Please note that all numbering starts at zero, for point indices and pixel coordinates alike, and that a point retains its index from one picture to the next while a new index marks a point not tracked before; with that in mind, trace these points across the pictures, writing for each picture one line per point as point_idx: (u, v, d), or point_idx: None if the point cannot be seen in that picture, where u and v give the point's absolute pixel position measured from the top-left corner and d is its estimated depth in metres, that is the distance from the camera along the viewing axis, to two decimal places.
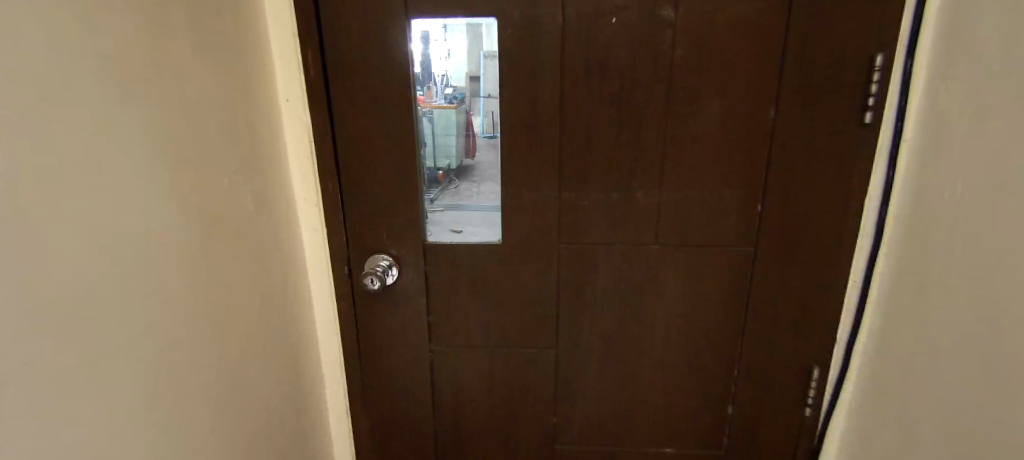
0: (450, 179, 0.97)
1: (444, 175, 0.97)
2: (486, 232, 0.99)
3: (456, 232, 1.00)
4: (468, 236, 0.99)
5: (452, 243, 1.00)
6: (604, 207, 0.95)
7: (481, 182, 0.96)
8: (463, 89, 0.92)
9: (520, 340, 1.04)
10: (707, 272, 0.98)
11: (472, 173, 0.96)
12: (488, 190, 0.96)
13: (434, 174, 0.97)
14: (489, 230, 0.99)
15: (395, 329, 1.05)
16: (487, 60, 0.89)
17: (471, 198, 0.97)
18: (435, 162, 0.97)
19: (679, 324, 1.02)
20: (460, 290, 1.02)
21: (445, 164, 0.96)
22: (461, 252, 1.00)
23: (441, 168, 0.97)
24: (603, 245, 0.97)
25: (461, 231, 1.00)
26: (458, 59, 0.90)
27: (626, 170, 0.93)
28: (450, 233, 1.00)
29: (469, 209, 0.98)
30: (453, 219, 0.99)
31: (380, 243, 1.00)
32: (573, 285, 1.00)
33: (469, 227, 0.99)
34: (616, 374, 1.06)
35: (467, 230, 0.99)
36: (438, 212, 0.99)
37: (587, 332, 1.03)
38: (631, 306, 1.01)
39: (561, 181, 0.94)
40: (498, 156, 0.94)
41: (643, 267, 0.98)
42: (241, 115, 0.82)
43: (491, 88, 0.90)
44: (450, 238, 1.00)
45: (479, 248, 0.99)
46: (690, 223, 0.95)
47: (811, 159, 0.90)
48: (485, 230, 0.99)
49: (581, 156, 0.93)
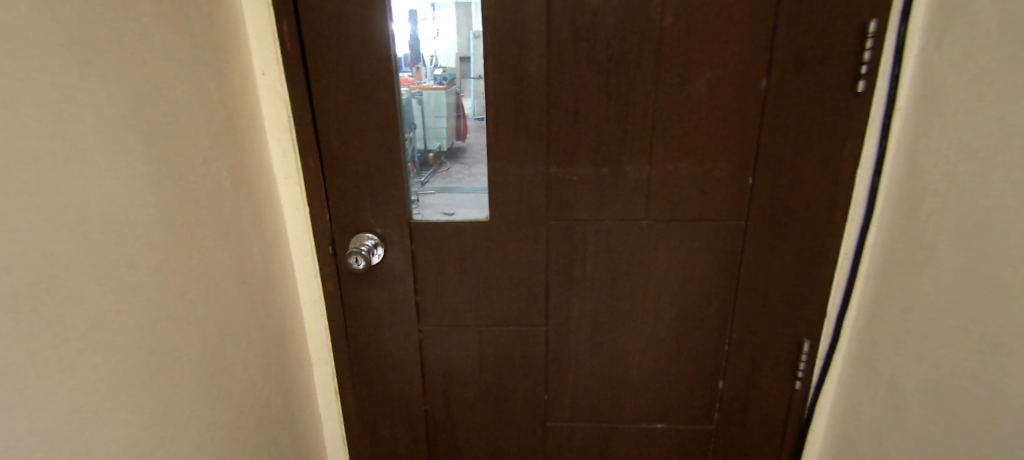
0: (439, 161, 0.95)
1: (434, 157, 0.95)
2: (474, 212, 0.97)
3: (448, 216, 0.97)
4: (459, 218, 0.97)
5: (446, 228, 0.98)
6: (594, 184, 0.93)
7: (470, 164, 0.94)
8: (452, 71, 0.89)
9: (510, 319, 1.03)
10: (697, 247, 0.97)
11: (461, 155, 0.94)
12: (479, 172, 0.94)
13: (425, 155, 0.96)
14: (483, 214, 0.97)
15: (382, 310, 1.03)
16: (476, 40, 0.87)
17: (460, 179, 0.95)
18: (425, 144, 0.95)
19: (670, 300, 1.01)
20: (448, 269, 1.00)
21: (435, 147, 0.95)
22: (454, 237, 0.98)
23: (433, 150, 0.95)
24: (592, 221, 0.96)
25: (453, 213, 0.97)
26: (448, 39, 0.87)
27: (615, 144, 0.91)
28: (442, 217, 0.97)
29: (460, 192, 0.96)
30: (444, 202, 0.97)
31: (365, 222, 0.97)
32: (562, 263, 0.99)
33: (460, 212, 0.97)
34: (607, 352, 1.05)
35: (460, 215, 0.97)
36: (429, 194, 0.97)
37: (579, 309, 1.02)
38: (621, 283, 1.00)
39: (549, 156, 0.92)
40: (487, 137, 0.91)
41: (633, 244, 0.97)
42: (215, 89, 0.79)
43: (479, 69, 0.88)
44: (442, 223, 0.98)
45: (470, 231, 0.97)
46: (684, 198, 0.94)
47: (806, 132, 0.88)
48: (473, 210, 0.97)
49: (569, 131, 0.91)
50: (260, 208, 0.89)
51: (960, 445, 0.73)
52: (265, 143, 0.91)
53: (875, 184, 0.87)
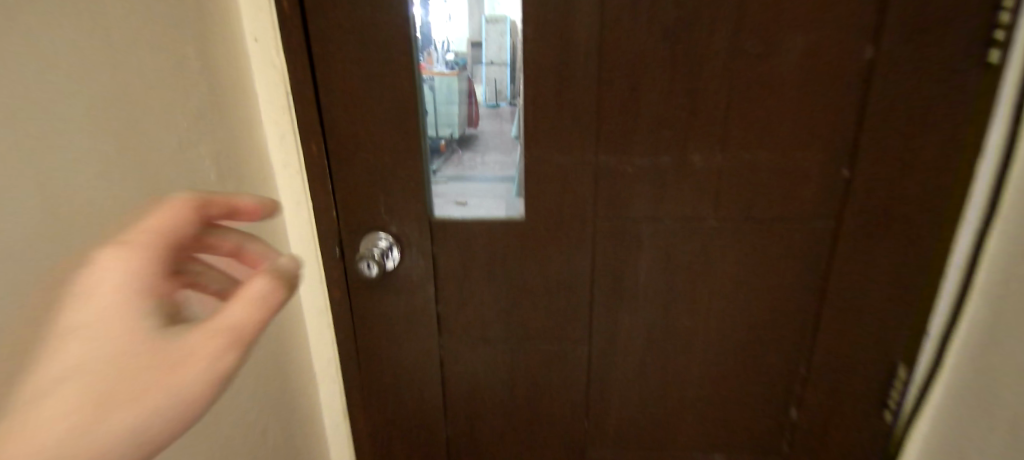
0: (454, 151, 0.79)
1: (446, 146, 0.80)
2: (493, 205, 0.82)
3: (470, 215, 0.82)
4: (474, 210, 0.82)
5: (469, 229, 0.83)
6: (653, 177, 0.77)
7: (494, 154, 0.79)
8: (463, 56, 0.75)
9: (547, 335, 0.89)
10: (775, 252, 0.81)
11: (480, 144, 0.79)
12: (507, 162, 0.79)
13: (437, 142, 0.79)
14: (515, 214, 0.82)
15: (396, 322, 0.89)
16: (489, 25, 0.73)
17: (483, 172, 0.80)
18: (437, 131, 0.79)
19: (736, 315, 0.85)
20: (475, 277, 0.85)
21: (446, 134, 0.79)
22: (479, 240, 0.83)
23: (443, 137, 0.79)
24: (648, 222, 0.80)
25: (466, 204, 0.82)
26: (457, 20, 0.73)
27: (680, 129, 0.74)
28: (462, 216, 0.83)
29: (475, 181, 0.81)
30: (456, 192, 0.82)
31: (377, 220, 0.82)
32: (611, 270, 0.84)
33: (484, 211, 0.82)
34: (659, 374, 0.91)
35: (485, 215, 0.82)
36: (445, 188, 0.82)
37: (628, 325, 0.87)
38: (680, 295, 0.85)
39: (598, 142, 0.76)
40: (521, 121, 0.76)
41: (694, 249, 0.81)
42: (198, 59, 0.64)
43: (519, 55, 0.73)
44: (463, 224, 0.83)
45: (498, 233, 0.82)
46: (764, 196, 0.77)
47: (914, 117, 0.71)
48: (492, 203, 0.82)
49: (626, 111, 0.74)
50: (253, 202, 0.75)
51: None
52: (258, 124, 0.76)
53: (1001, 177, 0.71)
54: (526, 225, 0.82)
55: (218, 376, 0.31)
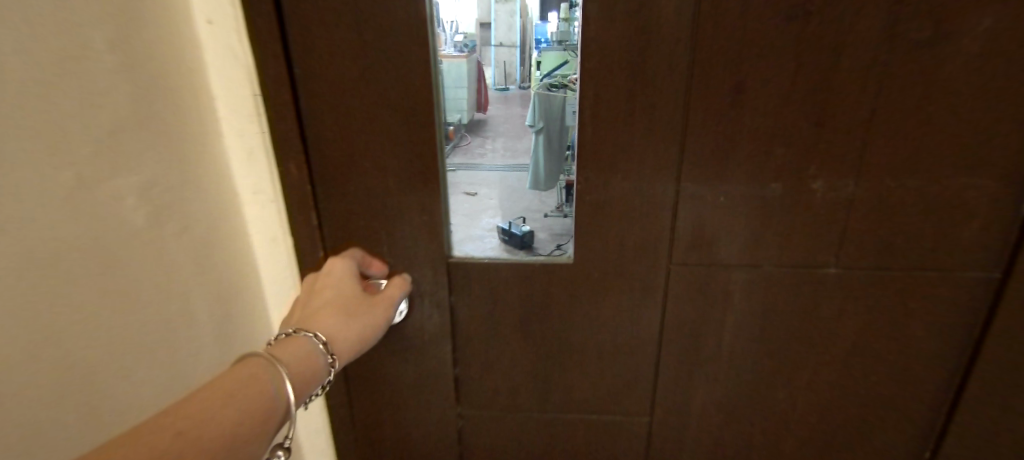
0: (463, 139, 0.59)
1: (454, 135, 0.59)
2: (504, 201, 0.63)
3: (480, 220, 0.63)
4: (482, 203, 0.62)
5: (484, 239, 0.63)
6: (752, 214, 0.57)
7: (502, 140, 0.62)
8: (473, 36, 0.55)
9: (599, 403, 0.70)
10: (909, 313, 0.61)
11: (490, 131, 0.62)
12: (518, 149, 0.62)
13: (447, 130, 0.58)
14: (536, 215, 0.62)
15: (405, 388, 0.70)
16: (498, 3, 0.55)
17: (491, 163, 0.62)
18: (448, 116, 0.57)
19: (844, 384, 0.66)
20: (508, 335, 0.66)
21: (455, 120, 0.58)
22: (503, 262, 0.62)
23: (450, 125, 0.58)
24: (742, 268, 0.60)
25: (474, 195, 0.62)
26: None
27: (797, 149, 0.54)
28: (471, 222, 0.63)
29: (485, 169, 0.62)
30: (464, 182, 0.61)
31: (379, 264, 0.62)
32: (686, 328, 0.65)
33: (497, 212, 0.63)
34: (737, 449, 0.72)
35: (498, 219, 0.63)
36: (453, 186, 0.61)
37: (703, 393, 0.69)
38: (774, 359, 0.66)
39: (681, 168, 0.56)
40: (542, 100, 0.58)
41: (798, 304, 0.62)
42: (108, 56, 0.44)
43: (576, 37, 0.52)
44: (473, 232, 0.63)
45: (525, 249, 0.62)
46: (904, 241, 0.57)
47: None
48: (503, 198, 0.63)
49: (728, 127, 0.54)
50: (207, 248, 0.55)
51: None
52: (217, 139, 0.55)
53: None
54: (561, 232, 0.62)
55: (374, 328, 0.55)
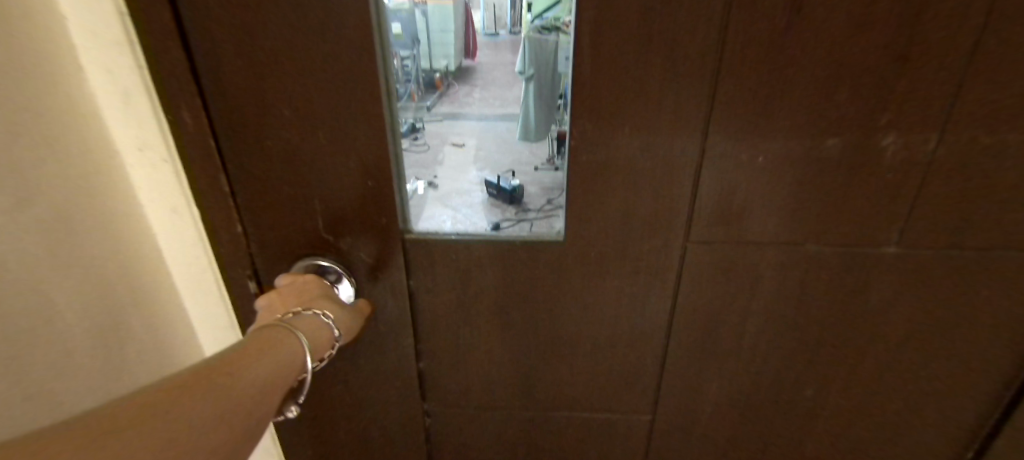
0: (452, 88, 0.47)
1: (442, 84, 0.47)
2: (497, 154, 0.50)
3: (467, 173, 0.50)
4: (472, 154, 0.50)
5: (472, 194, 0.50)
6: (797, 178, 0.44)
7: (494, 86, 0.47)
8: None
9: (592, 402, 0.59)
10: (978, 303, 0.49)
11: (481, 77, 0.47)
12: (510, 97, 0.48)
13: (432, 78, 0.46)
14: (527, 168, 0.49)
15: (357, 389, 0.57)
16: None
17: (480, 111, 0.49)
18: (431, 63, 0.45)
19: (886, 380, 0.55)
20: (482, 324, 0.54)
21: (441, 67, 0.46)
22: (487, 222, 0.49)
23: (438, 73, 0.46)
24: (776, 244, 0.48)
25: (463, 145, 0.50)
26: None
27: (865, 91, 0.40)
28: (454, 177, 0.50)
29: (476, 117, 0.49)
30: (448, 129, 0.49)
31: (316, 241, 0.49)
32: (701, 316, 0.53)
33: (485, 164, 0.50)
34: (750, 449, 0.62)
35: (487, 172, 0.50)
36: (433, 137, 0.48)
37: (716, 388, 0.58)
38: (806, 351, 0.54)
39: (709, 115, 0.42)
40: (536, 44, 0.44)
41: (841, 289, 0.50)
42: None
43: None
44: (457, 188, 0.50)
45: (513, 206, 0.49)
46: (985, 214, 0.45)
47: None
48: (497, 150, 0.50)
49: (778, 62, 0.40)
50: (72, 220, 0.41)
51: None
52: (72, 72, 0.40)
53: None
54: (552, 187, 0.48)
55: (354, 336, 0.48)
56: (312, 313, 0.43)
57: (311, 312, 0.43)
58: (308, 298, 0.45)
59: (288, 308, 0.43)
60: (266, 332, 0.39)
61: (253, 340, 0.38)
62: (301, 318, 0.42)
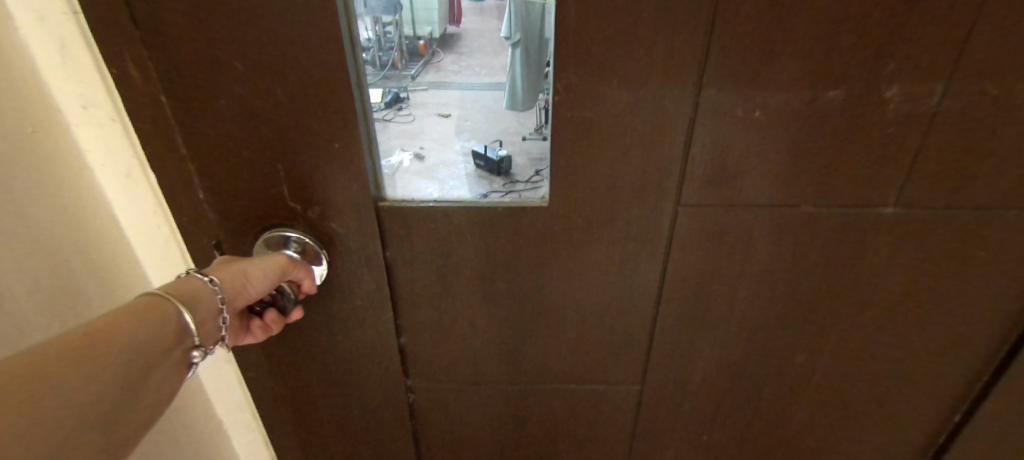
0: (437, 56, 0.44)
1: (426, 51, 0.44)
2: (486, 125, 0.46)
3: (452, 144, 0.47)
4: (459, 125, 0.46)
5: (458, 166, 0.47)
6: (793, 134, 0.42)
7: (479, 54, 0.44)
8: None
9: (578, 373, 0.57)
10: (973, 264, 0.48)
11: (467, 45, 0.44)
12: (497, 65, 0.44)
13: (415, 45, 0.43)
14: (513, 138, 0.46)
15: (334, 366, 0.55)
16: None
17: (467, 81, 0.45)
18: (415, 29, 0.42)
19: (876, 344, 0.54)
20: (462, 296, 0.51)
21: (425, 34, 0.43)
22: (474, 193, 0.46)
23: (422, 39, 0.43)
24: (769, 206, 0.46)
25: (450, 116, 0.46)
26: None
27: (865, 38, 0.38)
28: (439, 148, 0.47)
29: (465, 86, 0.45)
30: (434, 99, 0.46)
31: (281, 210, 0.45)
32: (690, 282, 0.51)
33: (473, 133, 0.47)
34: (740, 415, 0.62)
35: (474, 142, 0.47)
36: (419, 108, 0.46)
37: (706, 356, 0.56)
38: (797, 317, 0.53)
39: (698, 66, 0.39)
40: (522, 6, 0.40)
41: (834, 252, 0.48)
42: None
43: None
44: (442, 160, 0.47)
45: (501, 177, 0.46)
46: (986, 171, 0.43)
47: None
48: (486, 121, 0.46)
49: (778, 4, 0.36)
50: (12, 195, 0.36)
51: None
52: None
53: None
54: (538, 159, 0.45)
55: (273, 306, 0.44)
56: (187, 275, 0.38)
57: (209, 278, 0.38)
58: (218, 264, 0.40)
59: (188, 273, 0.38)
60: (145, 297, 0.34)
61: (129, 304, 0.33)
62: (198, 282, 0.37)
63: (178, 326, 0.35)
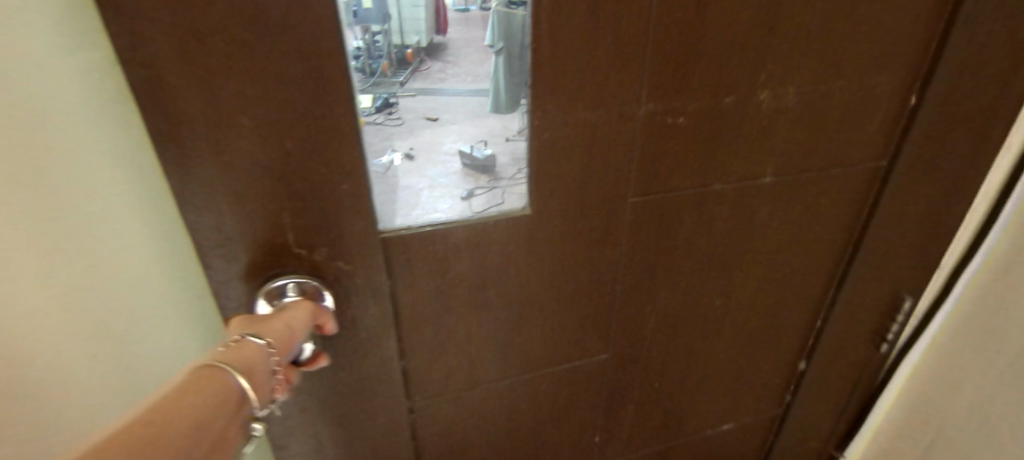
0: (425, 63, 0.49)
1: (413, 59, 0.48)
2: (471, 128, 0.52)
3: (440, 145, 0.51)
4: (445, 129, 0.51)
5: (448, 166, 0.51)
6: (703, 134, 0.55)
7: (464, 62, 0.49)
8: None
9: (556, 358, 0.65)
10: (819, 210, 0.67)
11: (453, 53, 0.49)
12: (482, 72, 0.50)
13: (403, 54, 0.47)
14: (497, 138, 0.51)
15: (338, 403, 0.55)
16: None
17: (454, 86, 0.50)
18: (403, 38, 0.46)
19: (766, 283, 0.71)
20: (458, 308, 0.56)
21: (413, 42, 0.47)
22: (461, 190, 0.52)
23: (409, 48, 0.47)
24: (692, 189, 0.59)
25: (437, 119, 0.51)
26: None
27: (741, 64, 0.52)
28: (427, 152, 0.51)
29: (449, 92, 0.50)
30: (422, 106, 0.50)
31: (288, 259, 0.46)
32: (640, 260, 0.62)
33: (460, 135, 0.52)
34: (680, 364, 0.74)
35: (461, 143, 0.52)
36: (407, 112, 0.49)
37: (654, 319, 0.68)
38: (712, 273, 0.67)
39: (637, 90, 0.50)
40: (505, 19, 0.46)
41: (736, 217, 0.63)
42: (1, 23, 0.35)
43: None
44: (433, 160, 0.51)
45: (487, 174, 0.52)
46: (820, 146, 0.61)
47: (990, 68, 0.58)
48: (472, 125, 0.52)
49: (687, 41, 0.49)
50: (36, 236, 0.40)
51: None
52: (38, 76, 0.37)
53: None
54: (520, 159, 0.52)
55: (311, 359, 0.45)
56: (238, 341, 0.38)
57: (263, 341, 0.39)
58: (261, 323, 0.41)
59: (239, 336, 0.39)
60: (214, 367, 0.35)
61: (199, 373, 0.34)
62: (256, 347, 0.38)
63: (240, 395, 0.35)
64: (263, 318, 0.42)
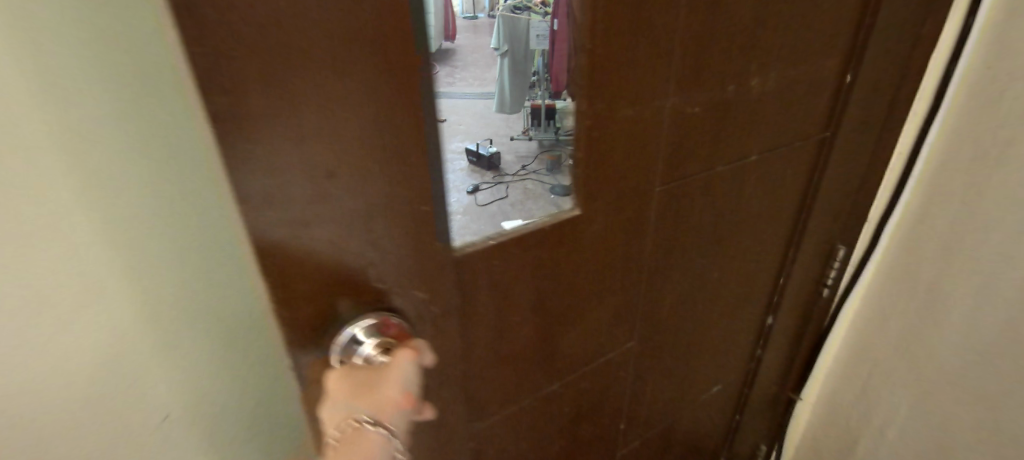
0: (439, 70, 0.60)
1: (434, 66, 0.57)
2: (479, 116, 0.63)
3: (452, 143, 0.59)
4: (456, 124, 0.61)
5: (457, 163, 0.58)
6: (710, 121, 0.60)
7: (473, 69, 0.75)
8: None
9: (594, 353, 0.66)
10: (784, 180, 0.76)
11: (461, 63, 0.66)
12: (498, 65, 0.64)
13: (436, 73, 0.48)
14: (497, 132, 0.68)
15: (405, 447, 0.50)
16: None
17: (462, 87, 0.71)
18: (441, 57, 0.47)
19: (748, 252, 0.79)
20: (514, 318, 0.54)
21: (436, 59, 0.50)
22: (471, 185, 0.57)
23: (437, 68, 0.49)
24: (701, 172, 0.63)
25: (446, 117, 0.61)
26: None
27: (738, 56, 0.58)
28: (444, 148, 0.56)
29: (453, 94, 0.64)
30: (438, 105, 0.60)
31: (361, 298, 0.41)
32: (661, 245, 0.65)
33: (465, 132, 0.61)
34: (686, 339, 0.80)
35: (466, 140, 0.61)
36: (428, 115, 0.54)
37: (668, 300, 0.72)
38: (711, 249, 0.73)
39: (664, 85, 0.53)
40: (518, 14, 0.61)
41: (730, 194, 0.69)
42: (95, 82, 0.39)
43: None
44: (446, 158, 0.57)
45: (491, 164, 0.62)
46: (788, 124, 0.69)
47: (910, 46, 0.70)
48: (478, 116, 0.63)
49: (702, 37, 0.53)
50: (68, 237, 0.43)
51: (976, 424, 0.82)
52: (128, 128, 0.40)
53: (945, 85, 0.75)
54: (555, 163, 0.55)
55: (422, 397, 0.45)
56: (355, 426, 0.39)
57: (374, 426, 0.40)
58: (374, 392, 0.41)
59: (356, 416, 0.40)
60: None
61: None
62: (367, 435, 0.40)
63: None
64: (367, 383, 0.40)
